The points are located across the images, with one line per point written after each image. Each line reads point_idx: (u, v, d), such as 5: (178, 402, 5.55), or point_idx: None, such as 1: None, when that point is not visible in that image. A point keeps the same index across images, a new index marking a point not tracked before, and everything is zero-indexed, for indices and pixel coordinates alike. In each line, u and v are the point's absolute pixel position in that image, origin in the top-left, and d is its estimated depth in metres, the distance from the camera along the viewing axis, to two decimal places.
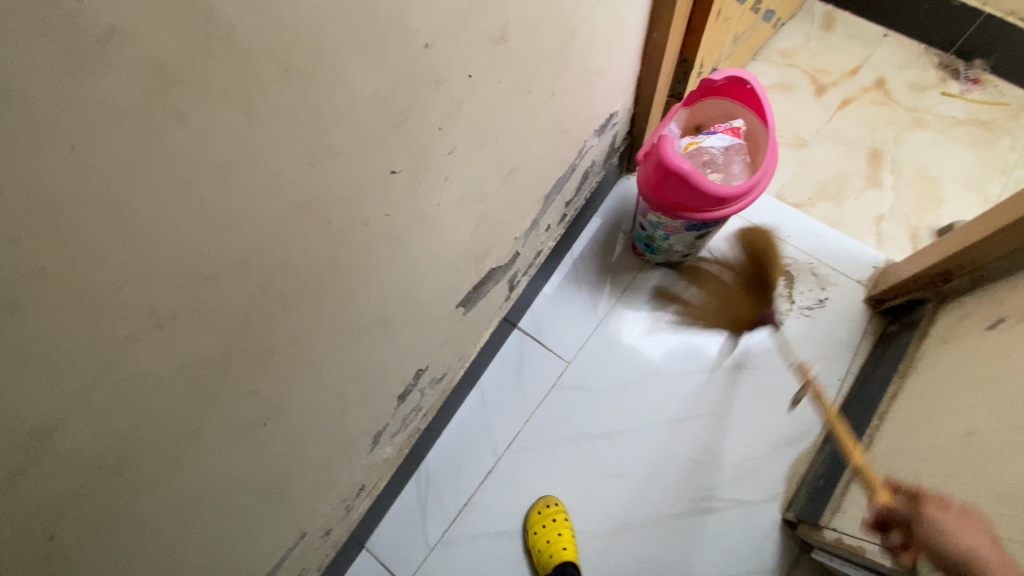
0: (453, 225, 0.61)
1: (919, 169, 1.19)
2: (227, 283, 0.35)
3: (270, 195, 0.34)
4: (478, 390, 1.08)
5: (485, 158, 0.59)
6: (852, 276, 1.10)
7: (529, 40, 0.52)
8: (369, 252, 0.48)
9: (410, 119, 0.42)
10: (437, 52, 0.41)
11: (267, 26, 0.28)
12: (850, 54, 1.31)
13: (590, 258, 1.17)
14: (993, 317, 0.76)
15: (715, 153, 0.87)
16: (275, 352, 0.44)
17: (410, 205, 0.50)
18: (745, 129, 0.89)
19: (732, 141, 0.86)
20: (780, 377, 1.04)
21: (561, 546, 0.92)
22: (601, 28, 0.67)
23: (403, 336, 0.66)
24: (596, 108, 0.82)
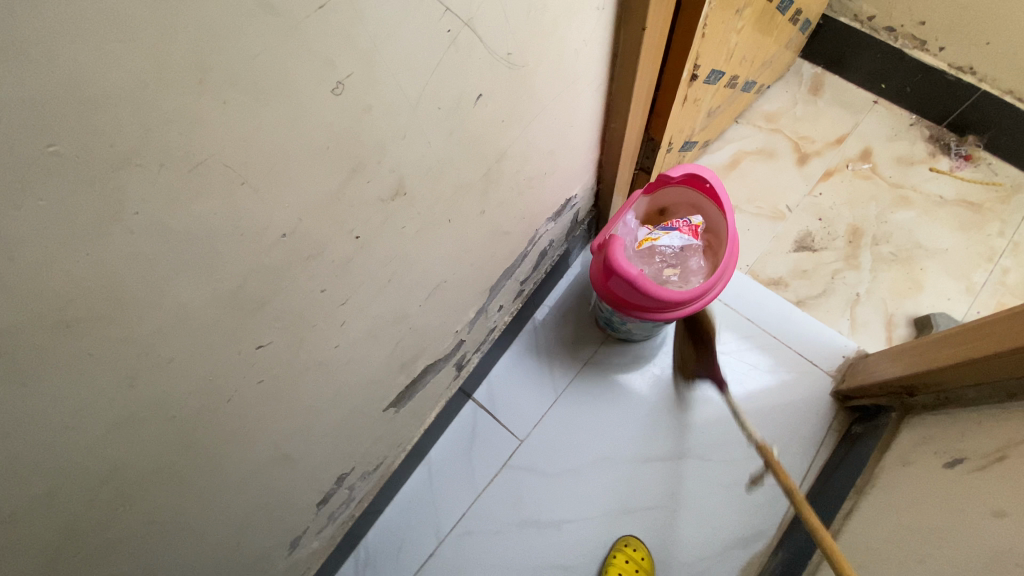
0: (362, 355, 0.56)
1: (900, 252, 1.14)
2: (33, 515, 0.31)
3: (78, 428, 0.30)
4: (426, 464, 1.04)
5: (399, 291, 0.54)
6: (821, 365, 1.05)
7: (438, 180, 0.48)
8: (246, 417, 0.45)
9: (276, 299, 0.38)
10: (303, 236, 0.37)
11: (26, 298, 0.24)
12: (837, 122, 1.26)
13: (552, 328, 1.13)
14: (954, 453, 0.71)
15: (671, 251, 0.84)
16: (128, 537, 0.41)
17: (294, 364, 0.46)
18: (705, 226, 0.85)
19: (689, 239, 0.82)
20: (740, 471, 1.00)
21: None
22: (540, 137, 0.62)
23: (316, 457, 0.63)
24: (546, 200, 0.78)
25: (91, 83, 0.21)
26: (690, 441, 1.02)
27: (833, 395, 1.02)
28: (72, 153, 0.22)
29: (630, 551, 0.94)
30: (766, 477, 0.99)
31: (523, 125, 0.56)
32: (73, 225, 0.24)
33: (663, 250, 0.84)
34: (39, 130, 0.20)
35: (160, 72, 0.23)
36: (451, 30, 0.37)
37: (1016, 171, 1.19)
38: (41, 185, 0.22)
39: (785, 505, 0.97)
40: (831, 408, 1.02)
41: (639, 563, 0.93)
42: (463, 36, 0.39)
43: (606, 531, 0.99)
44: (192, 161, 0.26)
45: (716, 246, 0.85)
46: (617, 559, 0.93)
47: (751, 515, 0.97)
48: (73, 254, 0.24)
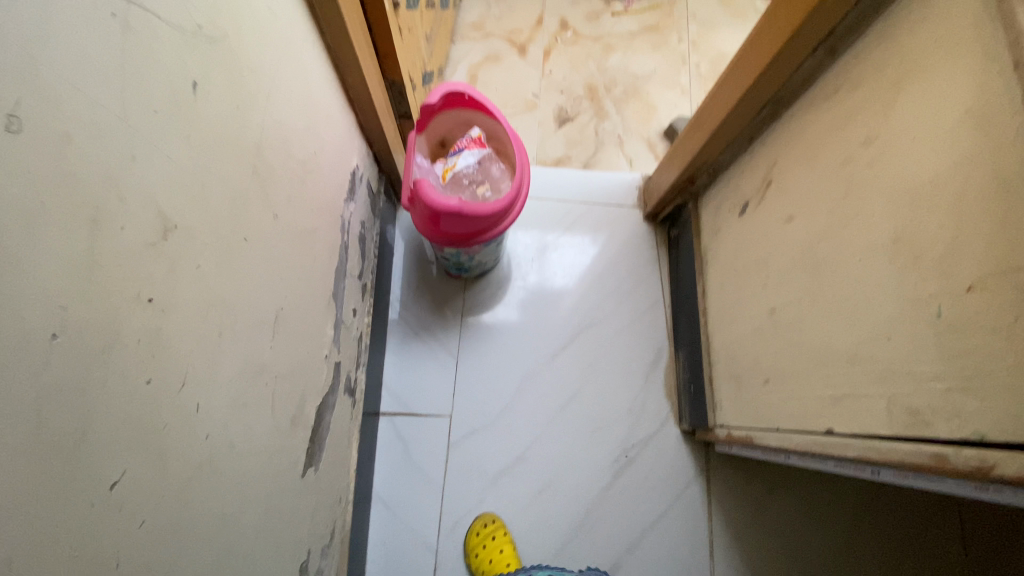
0: (243, 429, 0.48)
1: (628, 87, 1.33)
2: None
3: None
4: (379, 499, 0.98)
5: (241, 340, 0.46)
6: (628, 202, 1.21)
7: (206, 199, 0.40)
8: (149, 572, 0.35)
9: (95, 421, 0.30)
10: (79, 327, 0.28)
11: None
12: (529, 6, 1.38)
13: (412, 304, 1.10)
14: (738, 203, 0.89)
15: (472, 171, 0.86)
16: None
17: (170, 480, 0.37)
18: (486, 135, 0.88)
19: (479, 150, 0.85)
20: (623, 317, 1.13)
21: (505, 562, 0.91)
22: (287, 115, 0.56)
23: (262, 564, 0.53)
24: (331, 184, 0.72)
25: None
26: (577, 321, 1.12)
27: (648, 219, 1.20)
28: None
29: None
30: (641, 308, 1.14)
31: (262, 108, 0.50)
32: None
33: (465, 173, 0.86)
34: None
35: None
36: (115, 13, 0.30)
37: None
38: None
39: (665, 319, 1.14)
40: (652, 229, 1.20)
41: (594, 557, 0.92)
42: (134, 16, 0.32)
43: (561, 433, 1.05)
44: None
45: (504, 146, 0.89)
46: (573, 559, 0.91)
47: (649, 342, 1.12)
48: None
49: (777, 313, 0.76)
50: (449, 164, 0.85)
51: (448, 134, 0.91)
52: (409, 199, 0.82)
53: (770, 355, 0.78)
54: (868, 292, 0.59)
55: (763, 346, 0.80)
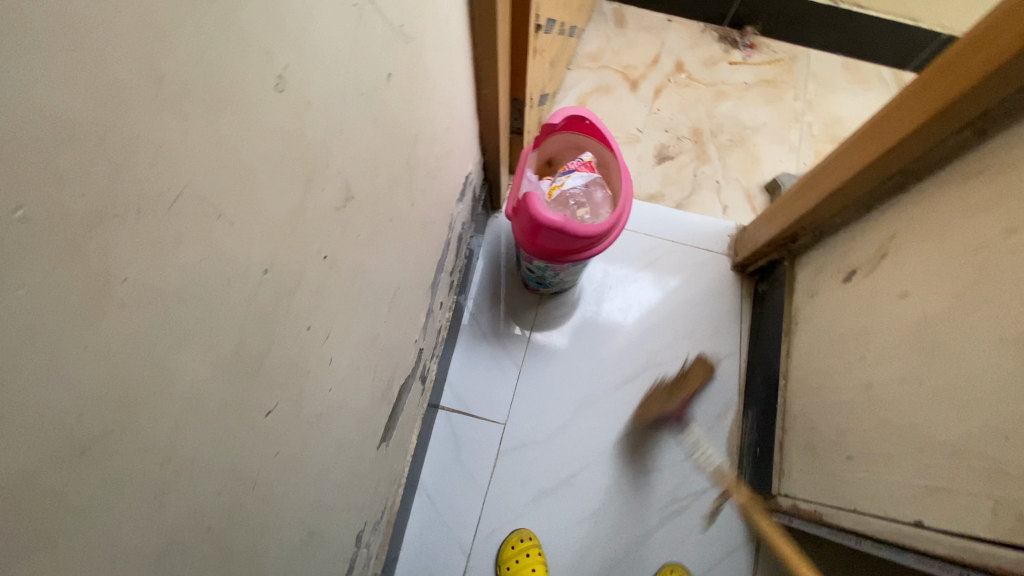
0: (351, 392, 0.51)
1: (734, 136, 1.33)
2: None
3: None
4: (424, 491, 0.99)
5: (367, 309, 0.50)
6: (716, 249, 1.20)
7: (376, 176, 0.45)
8: (271, 499, 0.38)
9: (271, 352, 0.33)
10: (281, 267, 0.32)
11: (32, 429, 0.18)
12: (647, 44, 1.41)
13: (487, 309, 1.13)
14: (845, 269, 0.86)
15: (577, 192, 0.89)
16: None
17: (300, 420, 0.40)
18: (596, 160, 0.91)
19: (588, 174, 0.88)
20: (693, 362, 1.11)
21: None
22: (437, 113, 0.60)
23: (334, 522, 0.56)
24: (451, 182, 0.77)
25: (60, 116, 0.16)
26: (645, 357, 1.11)
27: (735, 269, 1.18)
28: (42, 214, 0.16)
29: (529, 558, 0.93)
30: (714, 358, 1.11)
31: (423, 105, 0.54)
32: (61, 316, 0.18)
33: (570, 194, 0.89)
34: (3, 192, 0.15)
35: (120, 88, 0.18)
36: (356, 5, 0.34)
37: (788, 46, 1.44)
38: (22, 264, 0.16)
39: (738, 372, 1.11)
40: (737, 280, 1.17)
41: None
42: (367, 10, 0.36)
43: (611, 466, 1.03)
44: (167, 201, 0.22)
45: (612, 173, 0.91)
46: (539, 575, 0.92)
47: (718, 393, 1.09)
48: (76, 349, 0.19)
49: (872, 390, 0.73)
50: (557, 183, 0.89)
51: (560, 154, 0.94)
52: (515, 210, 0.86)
53: (857, 432, 0.75)
54: (993, 386, 0.56)
55: (850, 421, 0.77)
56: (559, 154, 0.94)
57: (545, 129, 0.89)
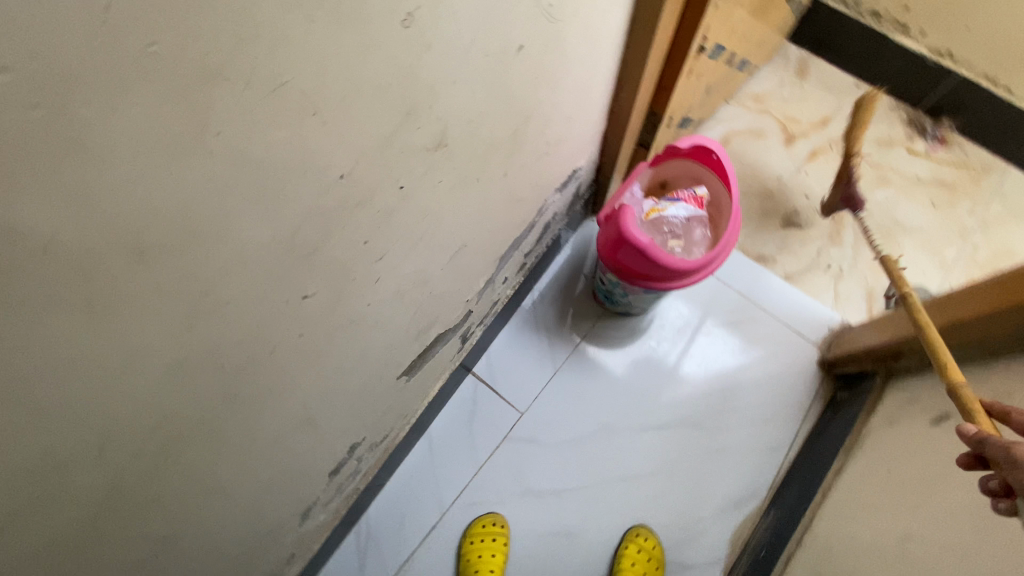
0: (387, 316, 0.56)
1: (880, 228, 1.19)
2: (86, 465, 0.30)
3: (137, 368, 0.29)
4: (427, 438, 1.04)
5: (427, 249, 0.54)
6: (808, 336, 1.09)
7: (477, 133, 0.47)
8: (282, 371, 0.43)
9: (323, 247, 0.37)
10: (357, 178, 0.36)
11: (106, 219, 0.22)
12: (821, 103, 1.30)
13: (550, 302, 1.14)
14: (938, 409, 0.75)
15: (676, 222, 0.86)
16: (164, 498, 0.39)
17: (330, 317, 0.45)
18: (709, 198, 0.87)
19: (694, 209, 0.85)
20: (733, 437, 1.04)
21: (490, 566, 0.93)
22: (562, 98, 0.62)
23: (333, 422, 0.61)
24: (556, 169, 0.78)
25: None
26: (684, 411, 1.06)
27: (820, 364, 1.07)
28: (171, 55, 0.20)
29: (641, 541, 0.96)
30: (757, 443, 1.03)
31: (550, 85, 0.56)
32: (158, 142, 0.22)
33: (668, 221, 0.86)
34: (143, 26, 0.19)
35: None
36: None
37: (987, 154, 1.26)
38: (141, 87, 0.20)
39: (777, 469, 1.01)
40: (818, 376, 1.06)
41: (646, 554, 0.95)
42: None
43: (606, 497, 1.01)
44: (271, 84, 0.25)
45: (720, 217, 0.87)
46: (628, 551, 0.95)
47: (746, 479, 1.01)
48: (160, 170, 0.23)
49: (911, 547, 0.64)
50: (659, 207, 0.87)
51: (674, 179, 0.91)
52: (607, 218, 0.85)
53: None
54: None
55: (871, 568, 0.68)
56: (673, 178, 0.91)
57: (668, 150, 0.86)
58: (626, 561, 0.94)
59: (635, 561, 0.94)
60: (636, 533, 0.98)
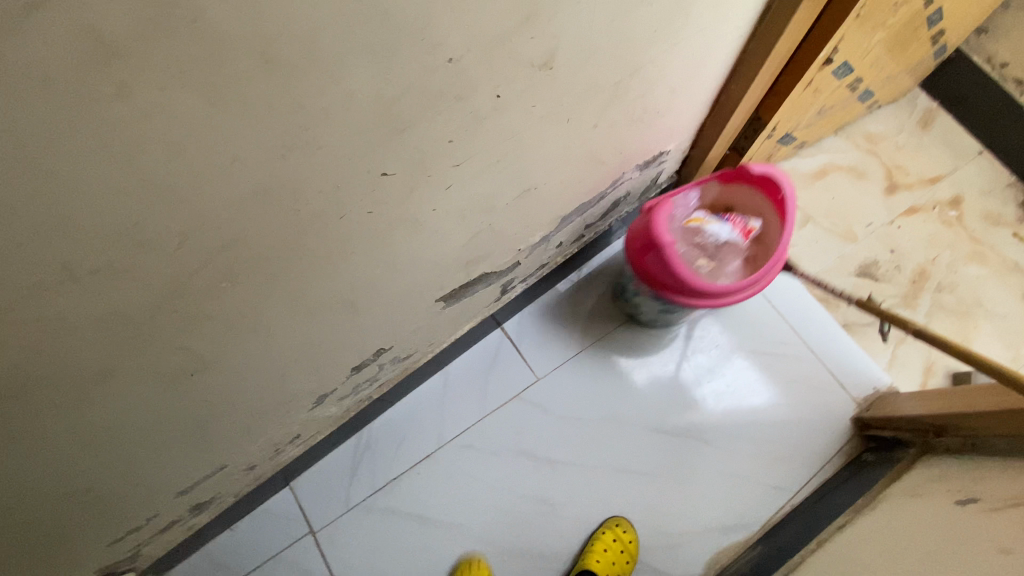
0: (445, 230, 0.58)
1: (961, 304, 1.11)
2: (163, 252, 0.33)
3: (228, 177, 0.31)
4: (443, 375, 1.07)
5: (499, 174, 0.55)
6: (850, 390, 1.04)
7: (581, 69, 0.48)
8: (342, 242, 0.46)
9: (412, 128, 0.39)
10: (462, 68, 0.37)
11: (247, 14, 0.24)
12: (938, 160, 1.21)
13: (596, 282, 1.13)
14: (968, 493, 0.71)
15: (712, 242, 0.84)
16: (213, 320, 0.43)
17: (397, 207, 0.47)
18: (756, 235, 0.85)
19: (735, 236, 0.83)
20: (740, 465, 1.01)
21: None
22: (671, 67, 0.60)
23: (368, 318, 0.64)
24: (642, 144, 0.77)
25: None
26: (698, 425, 1.03)
27: (853, 422, 1.01)
28: None
29: (619, 531, 0.96)
30: (763, 478, 1.00)
31: (663, 47, 0.55)
32: None
33: (706, 240, 0.85)
34: None
35: None
36: None
37: None
38: None
39: (775, 509, 0.98)
40: (847, 433, 1.01)
41: (621, 546, 0.94)
42: None
43: (596, 482, 1.01)
44: None
45: (758, 258, 0.85)
46: (603, 537, 0.95)
47: (740, 509, 0.99)
48: None
49: None
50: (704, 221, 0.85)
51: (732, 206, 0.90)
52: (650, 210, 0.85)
53: None
54: None
55: None
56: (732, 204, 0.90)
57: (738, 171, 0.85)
58: (600, 545, 0.93)
59: (607, 548, 0.93)
60: (614, 523, 0.97)
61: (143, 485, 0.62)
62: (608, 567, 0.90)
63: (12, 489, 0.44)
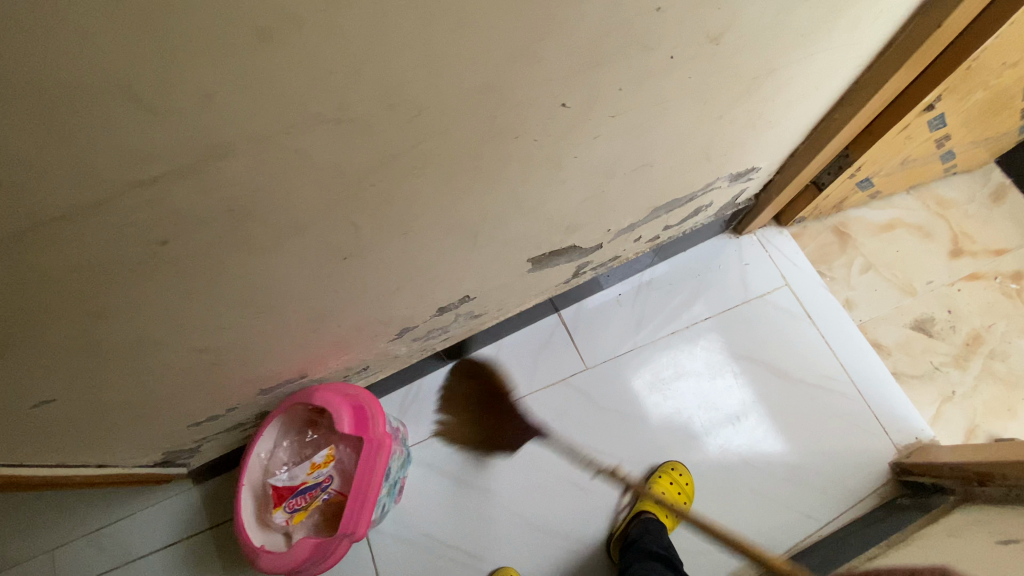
0: (572, 186, 0.63)
1: (1012, 375, 1.12)
2: (398, 119, 0.39)
3: (471, 67, 0.37)
4: (497, 345, 1.13)
5: (634, 142, 0.60)
6: (892, 436, 1.05)
7: (734, 55, 0.53)
8: (503, 165, 0.51)
9: (602, 67, 0.44)
10: (662, 20, 0.42)
11: None
12: (1004, 235, 1.24)
13: (656, 288, 1.18)
14: (1012, 535, 0.72)
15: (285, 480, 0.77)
16: (386, 205, 0.48)
17: (556, 143, 0.52)
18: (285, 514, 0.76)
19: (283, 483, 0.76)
20: (772, 487, 1.02)
21: None
22: (797, 78, 0.66)
23: (476, 257, 0.69)
24: (743, 153, 0.82)
25: None
26: (734, 441, 1.06)
27: (891, 466, 1.02)
28: None
29: (675, 475, 1.01)
30: (793, 504, 1.01)
31: (801, 55, 0.61)
32: None
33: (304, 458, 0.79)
34: None
35: None
36: None
37: None
38: None
39: (801, 537, 0.99)
40: (883, 476, 1.02)
41: (682, 484, 1.00)
42: None
43: (628, 475, 1.03)
44: None
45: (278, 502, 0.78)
46: (663, 475, 1.00)
47: (766, 529, 1.00)
48: None
49: None
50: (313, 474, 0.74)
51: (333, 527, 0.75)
52: (378, 439, 0.73)
53: None
54: None
55: None
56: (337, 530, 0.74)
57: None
58: (659, 484, 0.99)
59: (666, 486, 0.99)
60: (671, 463, 1.04)
61: (246, 369, 0.67)
62: (670, 504, 0.96)
63: (176, 323, 0.50)
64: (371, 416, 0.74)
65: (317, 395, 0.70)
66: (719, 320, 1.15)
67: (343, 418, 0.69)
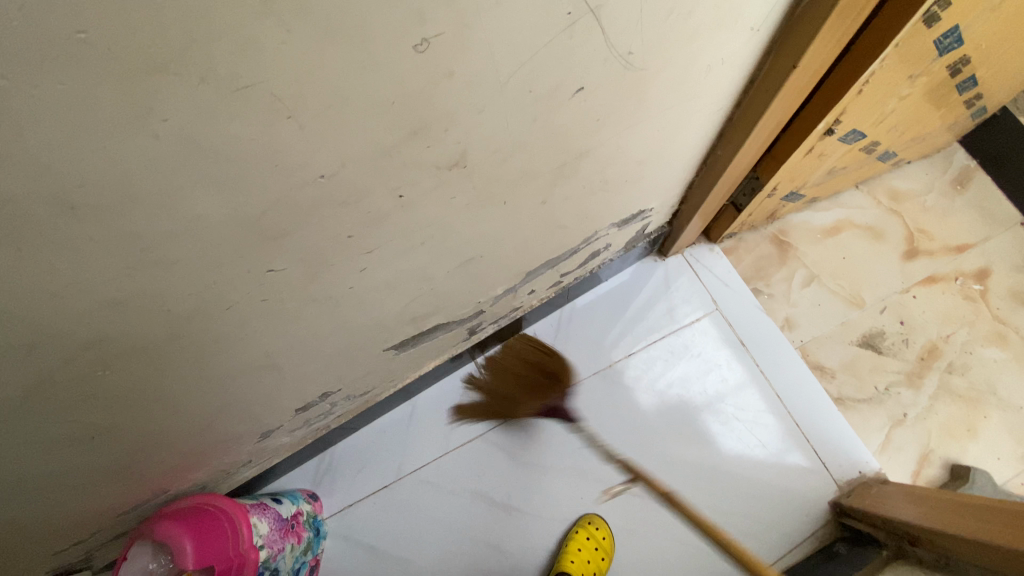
0: (376, 303, 0.56)
1: (972, 390, 1.02)
2: (11, 356, 0.32)
3: (69, 297, 0.31)
4: (411, 404, 1.07)
5: (430, 253, 0.52)
6: (832, 471, 0.97)
7: (504, 163, 0.44)
8: (241, 327, 0.44)
9: (295, 234, 0.37)
10: (342, 181, 0.35)
11: (24, 174, 0.23)
12: (967, 228, 1.11)
13: (578, 325, 1.10)
14: None
15: None
16: (100, 396, 0.42)
17: (304, 292, 0.45)
18: None
19: None
20: (703, 536, 0.96)
21: None
22: (631, 143, 0.56)
23: (303, 374, 0.63)
24: (615, 206, 0.73)
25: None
26: (661, 489, 1.00)
27: (831, 505, 0.95)
28: (103, 45, 0.20)
29: (592, 530, 0.96)
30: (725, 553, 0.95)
31: (618, 129, 0.51)
32: (95, 120, 0.22)
33: None
34: (70, 14, 0.19)
35: None
36: (572, 13, 0.33)
37: None
38: (67, 68, 0.20)
39: None
40: (823, 516, 0.95)
41: (599, 542, 0.95)
42: (584, 22, 0.34)
43: (551, 532, 0.99)
44: (235, 84, 0.24)
45: None
46: (578, 536, 0.95)
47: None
48: (90, 142, 0.23)
49: None
50: None
51: None
52: (241, 558, 0.72)
53: None
54: None
55: None
56: None
57: None
58: (574, 544, 0.94)
59: (582, 548, 0.93)
60: (587, 515, 0.99)
61: (72, 514, 0.63)
62: (584, 567, 0.91)
63: None
64: (232, 534, 0.72)
65: (160, 529, 0.67)
66: (645, 355, 1.07)
67: (188, 548, 0.66)
